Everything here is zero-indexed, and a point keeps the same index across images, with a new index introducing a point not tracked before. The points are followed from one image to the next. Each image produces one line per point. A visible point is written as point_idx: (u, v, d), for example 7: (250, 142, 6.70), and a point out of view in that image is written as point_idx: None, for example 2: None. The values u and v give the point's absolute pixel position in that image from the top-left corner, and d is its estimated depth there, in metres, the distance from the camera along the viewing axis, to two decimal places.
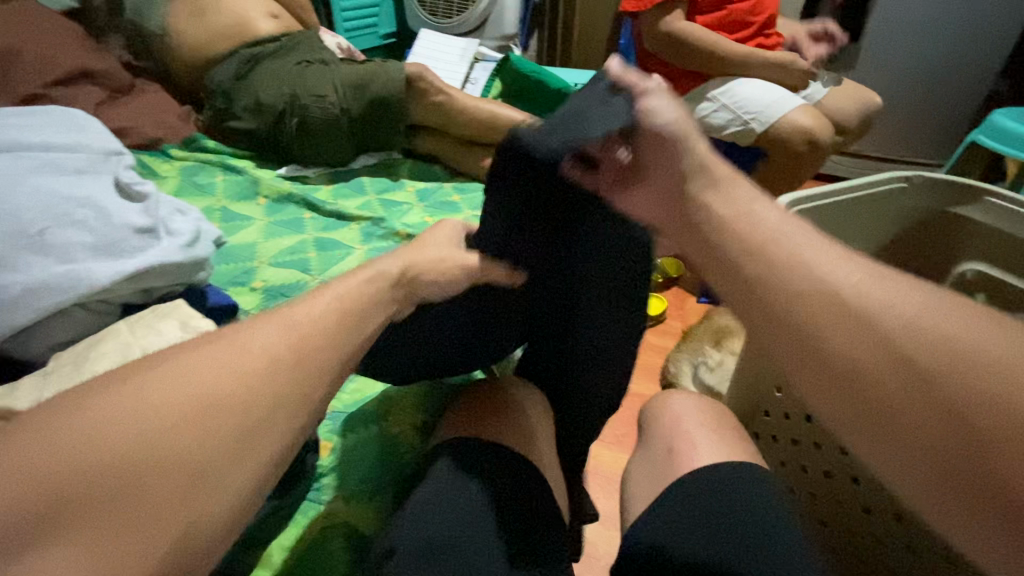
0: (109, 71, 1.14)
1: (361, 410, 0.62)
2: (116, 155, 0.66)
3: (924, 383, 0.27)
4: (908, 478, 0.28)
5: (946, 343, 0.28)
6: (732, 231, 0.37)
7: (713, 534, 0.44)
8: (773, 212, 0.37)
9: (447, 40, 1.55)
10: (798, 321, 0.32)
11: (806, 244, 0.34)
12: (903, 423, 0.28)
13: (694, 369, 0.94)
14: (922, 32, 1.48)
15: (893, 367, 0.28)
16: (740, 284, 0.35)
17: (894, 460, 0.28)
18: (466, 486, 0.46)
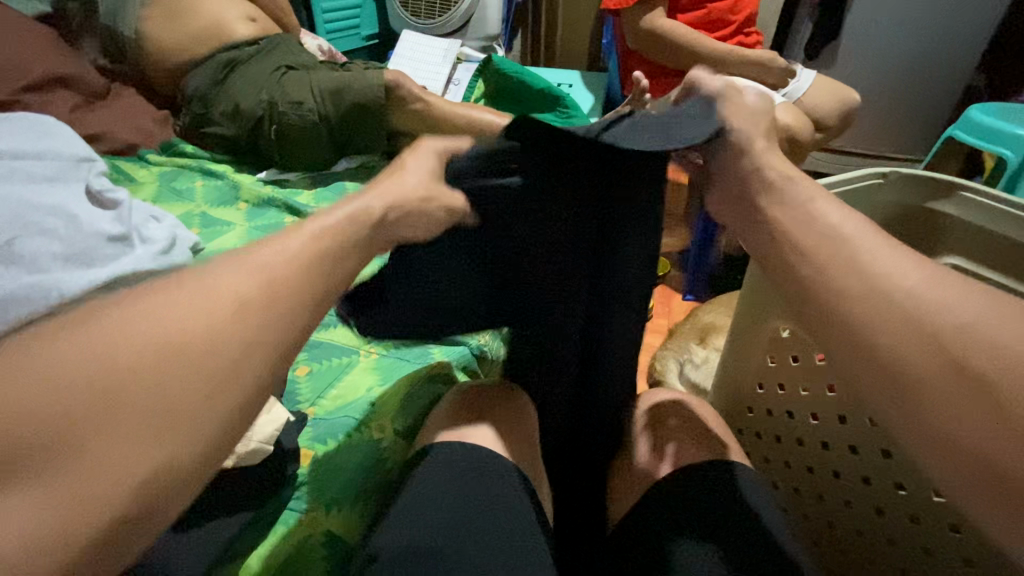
0: (83, 75, 1.12)
1: (342, 417, 0.61)
2: (87, 161, 0.65)
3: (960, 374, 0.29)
4: (947, 467, 0.30)
5: (998, 347, 0.29)
6: (793, 229, 0.40)
7: (706, 534, 0.45)
8: (836, 210, 0.40)
9: (430, 41, 1.54)
10: (854, 324, 0.34)
11: (866, 246, 0.36)
12: (944, 416, 0.30)
13: (680, 367, 0.95)
14: (898, 30, 1.50)
15: (943, 365, 0.30)
16: (803, 279, 0.38)
17: (929, 449, 0.30)
18: (470, 491, 0.47)
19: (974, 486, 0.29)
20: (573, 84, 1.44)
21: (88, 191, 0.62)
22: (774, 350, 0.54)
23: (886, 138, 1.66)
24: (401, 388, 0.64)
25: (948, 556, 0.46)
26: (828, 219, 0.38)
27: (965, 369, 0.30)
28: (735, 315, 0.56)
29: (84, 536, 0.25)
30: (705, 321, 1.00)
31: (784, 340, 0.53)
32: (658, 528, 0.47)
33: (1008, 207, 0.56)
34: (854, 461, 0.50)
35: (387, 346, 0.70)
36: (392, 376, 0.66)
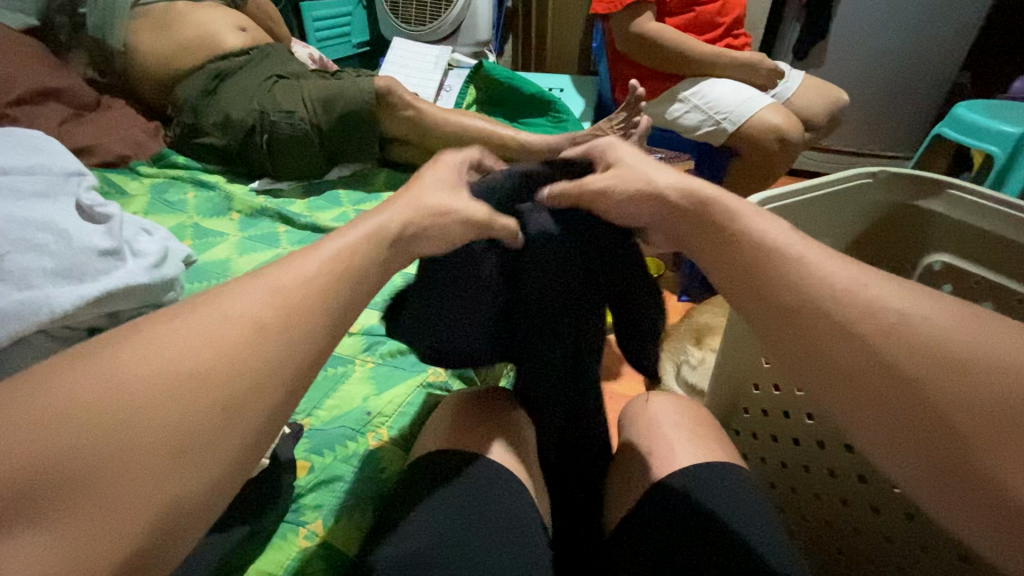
0: (72, 88, 1.12)
1: (338, 426, 0.61)
2: (78, 176, 0.65)
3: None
4: (905, 466, 0.33)
5: (933, 348, 0.32)
6: (742, 243, 0.42)
7: (706, 538, 0.44)
8: (778, 228, 0.42)
9: (420, 47, 1.54)
10: (813, 338, 0.36)
11: (816, 263, 0.38)
12: (902, 422, 0.32)
13: (677, 367, 0.95)
14: (885, 28, 1.51)
15: (880, 371, 0.33)
16: (761, 296, 0.39)
17: (892, 453, 0.33)
18: (459, 495, 0.47)
19: (942, 483, 0.31)
20: (565, 88, 1.44)
21: (77, 206, 0.61)
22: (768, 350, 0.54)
23: (875, 136, 1.67)
24: (400, 397, 0.64)
25: (943, 553, 0.46)
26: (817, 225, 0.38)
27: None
28: (730, 316, 0.56)
29: (74, 554, 0.25)
30: (701, 321, 1.00)
31: None
32: (656, 531, 0.46)
33: (993, 204, 0.57)
34: (848, 460, 0.50)
35: (383, 354, 0.70)
36: (389, 385, 0.66)
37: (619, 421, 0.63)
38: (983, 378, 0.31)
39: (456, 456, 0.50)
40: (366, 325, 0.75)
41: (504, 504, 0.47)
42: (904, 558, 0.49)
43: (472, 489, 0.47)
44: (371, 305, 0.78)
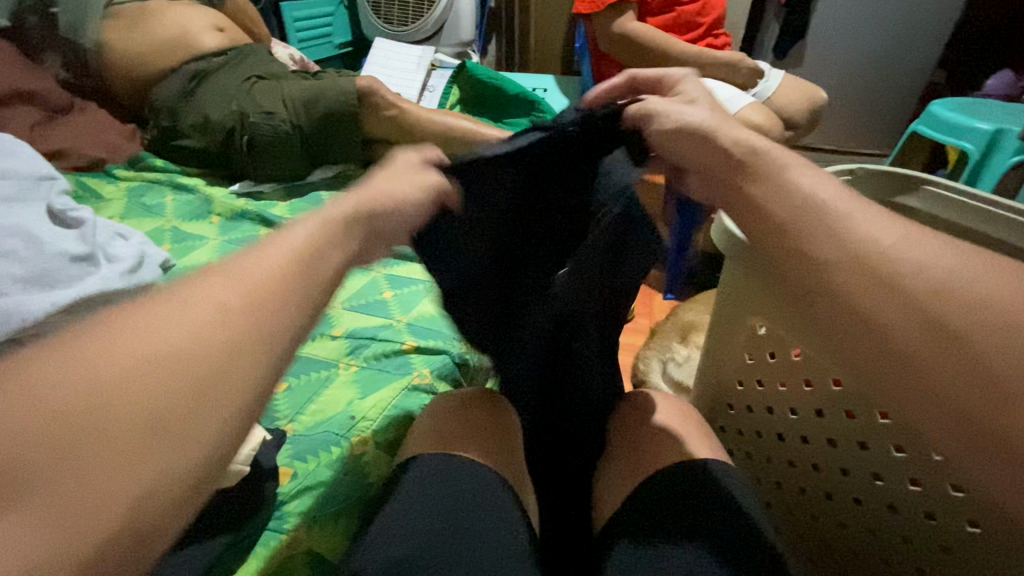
0: (45, 91, 1.09)
1: (323, 429, 0.60)
2: (49, 180, 0.64)
3: (957, 343, 0.31)
4: (935, 425, 0.31)
5: (973, 305, 0.31)
6: (770, 201, 0.39)
7: (704, 535, 0.44)
8: (826, 184, 0.39)
9: (403, 48, 1.54)
10: (846, 291, 0.34)
11: (859, 219, 0.36)
12: (933, 379, 0.31)
13: (663, 365, 0.95)
14: (861, 29, 1.54)
15: (920, 327, 0.32)
16: (787, 253, 0.37)
17: (923, 411, 0.31)
18: (443, 496, 0.47)
19: (973, 443, 0.30)
20: (548, 88, 1.44)
21: (49, 211, 0.60)
22: (750, 347, 0.55)
23: (854, 134, 1.70)
24: (384, 400, 0.64)
25: (926, 542, 0.47)
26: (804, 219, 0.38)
27: (960, 337, 0.31)
28: (715, 313, 0.57)
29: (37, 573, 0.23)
30: (685, 320, 1.01)
31: (760, 337, 0.54)
32: (645, 528, 0.46)
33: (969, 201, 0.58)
34: (833, 454, 0.51)
35: (367, 357, 0.70)
36: (373, 388, 0.66)
37: (605, 423, 0.62)
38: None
39: (447, 459, 0.50)
40: (351, 326, 0.74)
41: (494, 502, 0.47)
42: (894, 550, 0.49)
43: (467, 487, 0.48)
44: (356, 307, 0.78)
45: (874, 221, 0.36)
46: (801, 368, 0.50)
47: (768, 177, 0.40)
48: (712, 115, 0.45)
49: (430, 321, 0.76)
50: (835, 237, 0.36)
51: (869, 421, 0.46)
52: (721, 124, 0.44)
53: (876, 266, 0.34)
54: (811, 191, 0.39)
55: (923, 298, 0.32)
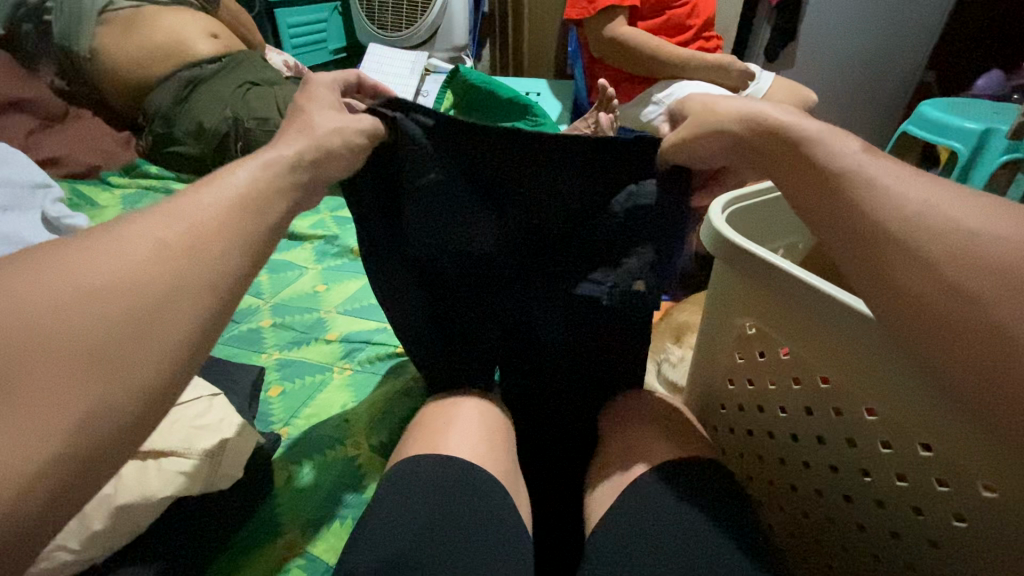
0: (39, 99, 1.09)
1: (316, 433, 0.61)
2: (44, 188, 0.64)
3: (974, 299, 0.30)
4: (959, 378, 0.30)
5: (994, 257, 0.30)
6: (803, 170, 0.39)
7: (699, 531, 0.45)
8: (855, 151, 0.38)
9: (396, 53, 1.54)
10: (873, 253, 0.34)
11: (884, 181, 0.35)
12: (953, 335, 0.30)
13: (658, 366, 0.96)
14: (851, 30, 1.56)
15: (940, 283, 0.31)
16: (824, 217, 0.37)
17: (947, 365, 0.30)
18: (438, 495, 0.47)
19: (993, 398, 0.29)
20: (541, 92, 1.46)
21: (43, 218, 0.60)
22: (742, 347, 0.56)
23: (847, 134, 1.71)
24: (377, 404, 0.64)
25: (916, 538, 0.47)
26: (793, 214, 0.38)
27: (983, 293, 0.29)
28: (706, 313, 0.58)
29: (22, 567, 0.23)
30: (680, 320, 1.02)
31: (750, 337, 0.54)
32: (636, 531, 0.46)
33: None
34: (823, 451, 0.51)
35: (360, 361, 0.70)
36: (366, 392, 0.66)
37: (599, 421, 0.62)
38: None
39: (441, 460, 0.50)
40: (345, 329, 0.75)
41: (489, 502, 0.48)
42: (886, 546, 0.49)
43: (461, 488, 0.48)
44: (350, 311, 0.78)
45: (905, 188, 0.35)
46: (790, 367, 0.51)
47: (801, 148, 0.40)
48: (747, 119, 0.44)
49: None
50: (849, 220, 0.35)
51: (856, 418, 0.47)
52: (741, 120, 0.45)
53: (899, 225, 0.33)
54: (844, 161, 0.37)
55: (946, 271, 0.31)
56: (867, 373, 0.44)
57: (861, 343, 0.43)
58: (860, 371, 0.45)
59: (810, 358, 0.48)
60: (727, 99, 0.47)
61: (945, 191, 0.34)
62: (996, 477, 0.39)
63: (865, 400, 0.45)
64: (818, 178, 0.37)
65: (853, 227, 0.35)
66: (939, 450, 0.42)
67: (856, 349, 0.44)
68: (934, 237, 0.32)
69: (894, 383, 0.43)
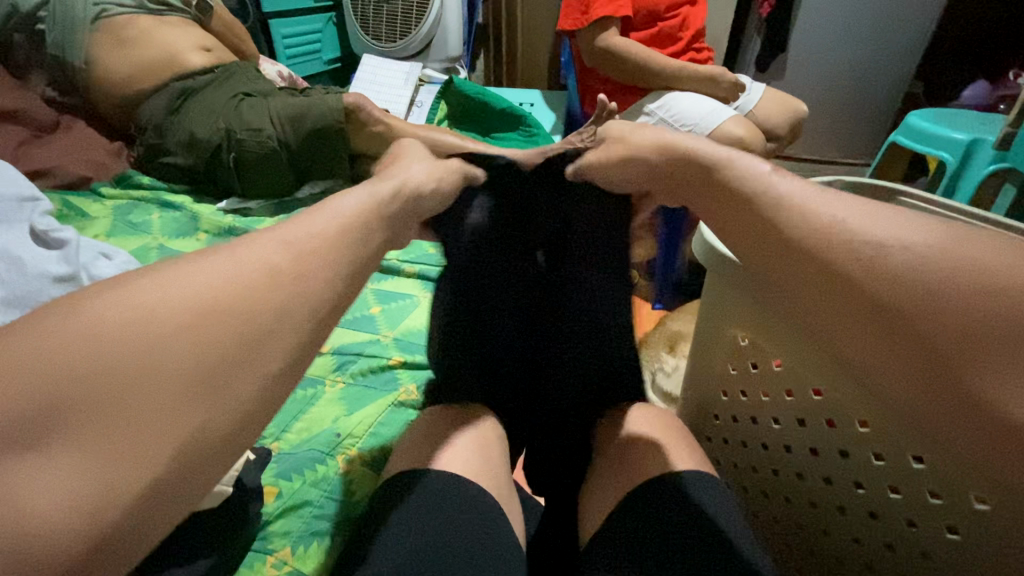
0: (31, 109, 1.09)
1: (310, 448, 0.60)
2: (32, 201, 0.64)
3: (936, 319, 0.30)
4: (908, 392, 0.32)
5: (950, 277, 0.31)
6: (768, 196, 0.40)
7: (683, 542, 0.45)
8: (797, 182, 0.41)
9: (391, 64, 1.55)
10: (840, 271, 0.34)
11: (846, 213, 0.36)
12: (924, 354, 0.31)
13: (653, 376, 0.96)
14: (840, 42, 1.58)
15: (905, 297, 0.32)
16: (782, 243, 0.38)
17: (895, 381, 0.32)
18: (425, 506, 0.47)
19: (952, 414, 0.30)
20: (535, 103, 1.47)
21: (32, 232, 0.60)
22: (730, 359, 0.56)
23: (836, 144, 1.73)
24: (371, 416, 0.64)
25: (907, 550, 0.47)
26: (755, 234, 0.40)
27: (945, 311, 0.30)
28: (696, 327, 0.58)
29: None
30: (674, 329, 1.02)
31: (742, 348, 0.54)
32: (629, 546, 0.46)
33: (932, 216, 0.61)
34: (816, 463, 0.51)
35: (354, 373, 0.70)
36: (358, 405, 0.66)
37: (592, 433, 0.62)
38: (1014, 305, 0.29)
39: (427, 472, 0.50)
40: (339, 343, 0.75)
41: (478, 511, 0.47)
42: (881, 560, 0.49)
43: (449, 500, 0.47)
44: (345, 324, 0.78)
45: (820, 197, 0.39)
46: (774, 375, 0.52)
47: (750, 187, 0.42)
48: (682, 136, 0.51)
49: (417, 336, 0.76)
50: (787, 233, 0.38)
51: (849, 430, 0.47)
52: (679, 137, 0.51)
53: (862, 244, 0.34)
54: (758, 177, 0.42)
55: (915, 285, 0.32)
56: (843, 380, 0.45)
57: None
58: (839, 378, 0.46)
59: (794, 368, 0.49)
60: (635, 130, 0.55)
61: (859, 206, 0.37)
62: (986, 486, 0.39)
63: (858, 412, 0.46)
64: (756, 197, 0.41)
65: (788, 242, 0.37)
66: (931, 462, 0.42)
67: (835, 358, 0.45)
68: (855, 244, 0.35)
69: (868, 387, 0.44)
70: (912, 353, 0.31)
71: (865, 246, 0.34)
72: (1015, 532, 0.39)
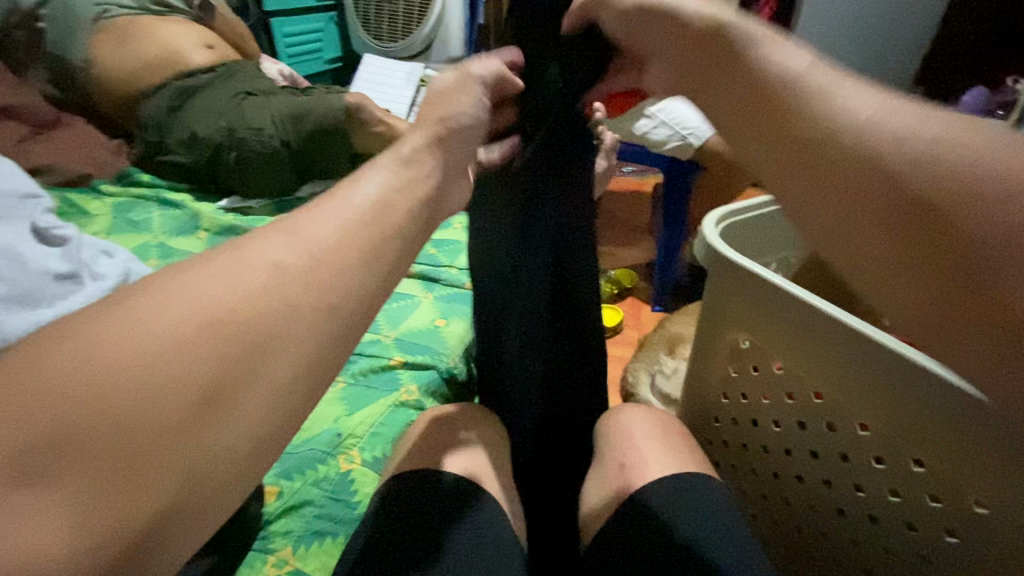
0: (30, 106, 1.08)
1: (311, 447, 0.60)
2: (33, 198, 0.64)
3: (932, 211, 0.27)
4: (905, 295, 0.29)
5: (958, 165, 0.27)
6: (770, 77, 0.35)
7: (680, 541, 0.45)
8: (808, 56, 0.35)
9: (392, 64, 1.55)
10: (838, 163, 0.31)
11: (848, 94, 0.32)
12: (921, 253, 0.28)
13: (652, 378, 0.96)
14: None
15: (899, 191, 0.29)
16: (777, 137, 0.34)
17: (888, 284, 0.29)
18: (425, 509, 0.47)
19: (948, 316, 0.27)
20: None
21: (33, 229, 0.60)
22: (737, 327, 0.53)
23: None
24: (372, 416, 0.64)
25: (907, 554, 0.47)
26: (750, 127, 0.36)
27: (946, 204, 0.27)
28: (696, 330, 0.58)
29: None
30: (673, 331, 1.03)
31: (742, 350, 0.55)
32: (628, 545, 0.47)
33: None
34: (816, 466, 0.51)
35: (355, 373, 0.70)
36: (358, 405, 0.65)
37: (592, 434, 0.62)
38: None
39: (428, 474, 0.50)
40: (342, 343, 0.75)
41: (478, 509, 0.48)
42: (880, 562, 0.49)
43: (448, 496, 0.48)
44: None
45: (850, 93, 0.33)
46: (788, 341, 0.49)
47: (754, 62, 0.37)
48: None
49: (418, 336, 0.76)
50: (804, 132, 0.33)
51: (850, 433, 0.47)
52: None
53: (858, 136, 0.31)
54: (781, 65, 0.35)
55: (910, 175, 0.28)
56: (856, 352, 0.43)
57: (857, 362, 0.44)
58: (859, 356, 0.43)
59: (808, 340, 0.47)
60: None
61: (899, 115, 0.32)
62: (987, 487, 0.39)
63: (858, 416, 0.46)
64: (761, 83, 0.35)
65: (810, 140, 0.32)
66: (930, 465, 0.42)
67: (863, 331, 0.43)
68: (890, 147, 0.29)
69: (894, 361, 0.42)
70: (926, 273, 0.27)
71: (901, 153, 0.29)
72: (1014, 537, 0.39)
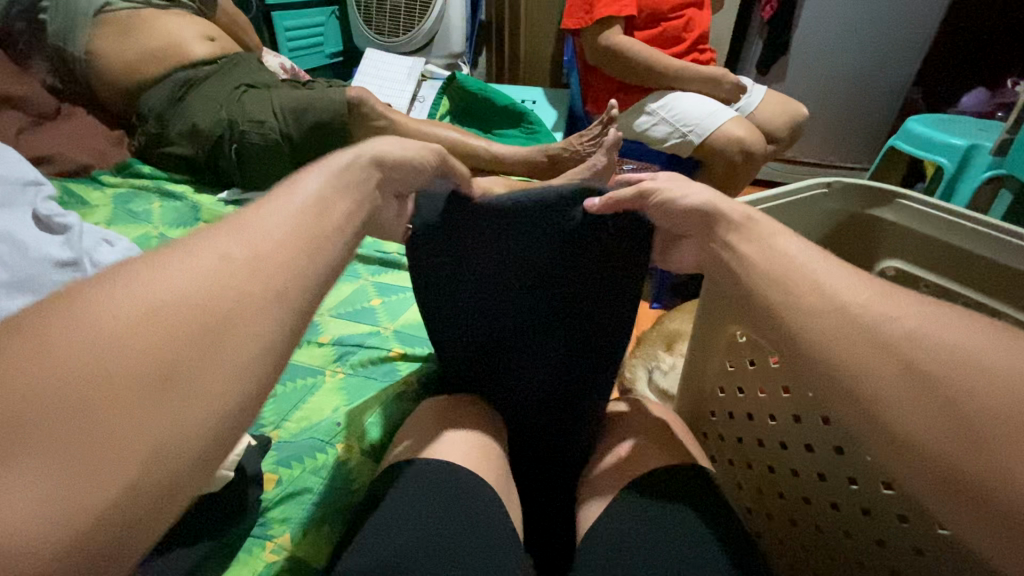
0: (32, 95, 1.09)
1: (310, 438, 0.61)
2: (35, 185, 0.64)
3: (933, 395, 0.32)
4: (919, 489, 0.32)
5: (945, 353, 0.33)
6: (753, 260, 0.43)
7: (678, 527, 0.45)
8: (791, 244, 0.43)
9: (393, 59, 1.55)
10: (814, 372, 0.37)
11: (820, 275, 0.40)
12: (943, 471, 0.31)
13: (649, 374, 0.97)
14: (842, 45, 1.58)
15: (901, 385, 0.33)
16: (763, 315, 0.41)
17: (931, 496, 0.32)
18: (410, 495, 0.46)
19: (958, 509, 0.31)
20: (536, 101, 1.49)
21: (35, 217, 0.60)
22: (720, 231, 0.46)
23: (834, 150, 1.74)
24: (369, 406, 0.65)
25: (901, 547, 0.47)
26: (763, 312, 0.41)
27: (943, 388, 0.32)
28: (695, 321, 0.59)
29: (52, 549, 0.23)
30: (671, 328, 1.03)
31: (740, 344, 0.55)
32: (623, 536, 0.45)
33: (935, 276, 0.64)
34: (810, 458, 0.52)
35: (353, 365, 0.71)
36: (357, 397, 0.67)
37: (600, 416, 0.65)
38: (982, 405, 0.30)
39: (416, 464, 0.50)
40: (340, 332, 0.77)
41: (470, 497, 0.47)
42: (886, 561, 0.49)
43: (441, 482, 0.48)
44: (346, 317, 0.80)
45: (810, 257, 0.42)
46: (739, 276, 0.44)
47: (759, 237, 0.44)
48: (674, 183, 0.49)
49: (418, 328, 0.79)
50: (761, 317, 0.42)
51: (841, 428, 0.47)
52: (685, 191, 0.48)
53: (879, 336, 0.35)
54: (757, 235, 0.44)
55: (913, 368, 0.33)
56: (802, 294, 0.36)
57: None
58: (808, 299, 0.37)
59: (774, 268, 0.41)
60: (671, 187, 0.49)
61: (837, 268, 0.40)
62: None
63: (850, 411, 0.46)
64: (763, 262, 0.42)
65: (811, 306, 0.38)
66: None
67: (866, 277, 0.40)
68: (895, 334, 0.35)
69: (925, 309, 0.36)
70: (949, 440, 0.31)
71: (909, 339, 0.34)
72: None
